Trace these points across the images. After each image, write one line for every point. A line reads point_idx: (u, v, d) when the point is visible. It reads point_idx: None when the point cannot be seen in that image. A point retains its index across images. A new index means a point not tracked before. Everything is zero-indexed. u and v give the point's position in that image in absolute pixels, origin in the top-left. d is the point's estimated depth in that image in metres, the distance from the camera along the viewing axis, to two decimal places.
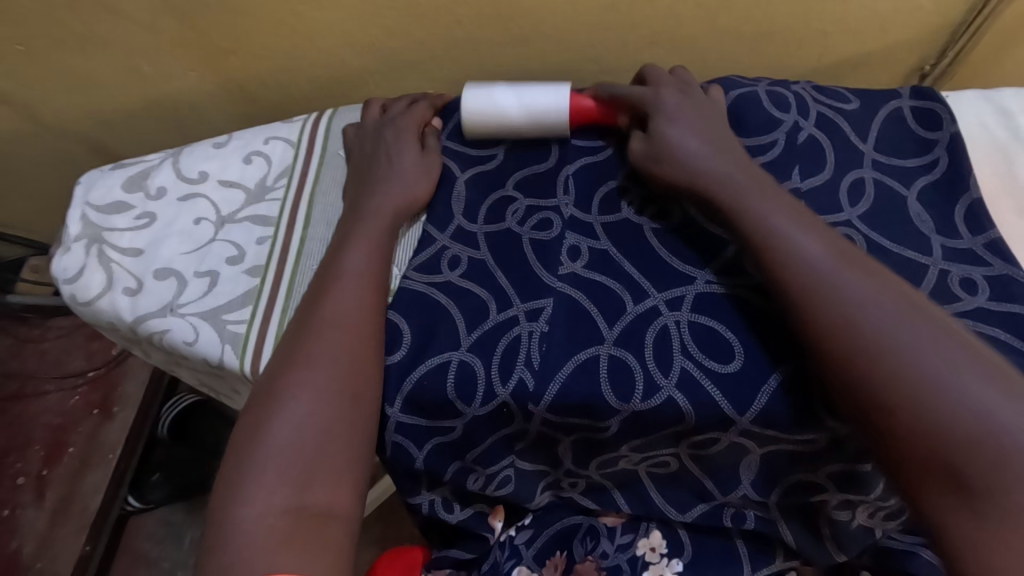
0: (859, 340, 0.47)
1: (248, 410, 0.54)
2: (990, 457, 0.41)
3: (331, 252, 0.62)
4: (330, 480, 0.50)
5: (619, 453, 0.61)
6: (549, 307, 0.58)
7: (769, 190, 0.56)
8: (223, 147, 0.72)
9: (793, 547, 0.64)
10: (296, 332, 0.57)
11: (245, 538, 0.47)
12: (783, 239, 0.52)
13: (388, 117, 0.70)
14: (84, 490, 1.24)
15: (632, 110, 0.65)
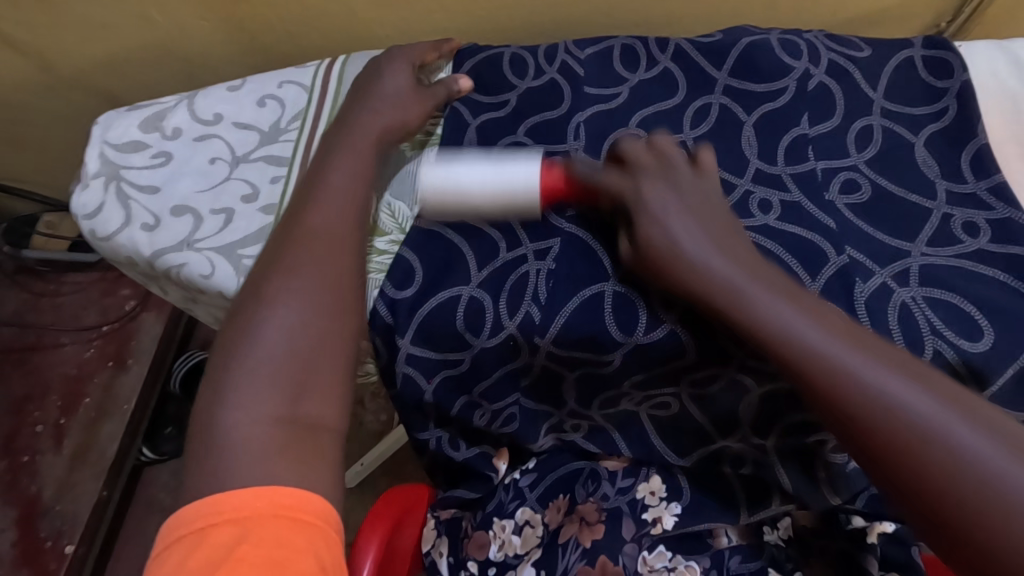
0: (822, 383, 0.42)
1: (226, 319, 0.48)
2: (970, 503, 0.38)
3: (317, 164, 0.57)
4: (324, 391, 0.46)
5: (621, 392, 0.63)
6: (557, 246, 0.60)
7: (695, 212, 0.51)
8: (237, 90, 0.73)
9: (789, 491, 0.65)
10: (281, 238, 0.52)
11: (237, 443, 0.42)
12: (717, 267, 0.48)
13: (387, 50, 0.68)
14: (101, 438, 1.29)
15: (613, 199, 0.55)
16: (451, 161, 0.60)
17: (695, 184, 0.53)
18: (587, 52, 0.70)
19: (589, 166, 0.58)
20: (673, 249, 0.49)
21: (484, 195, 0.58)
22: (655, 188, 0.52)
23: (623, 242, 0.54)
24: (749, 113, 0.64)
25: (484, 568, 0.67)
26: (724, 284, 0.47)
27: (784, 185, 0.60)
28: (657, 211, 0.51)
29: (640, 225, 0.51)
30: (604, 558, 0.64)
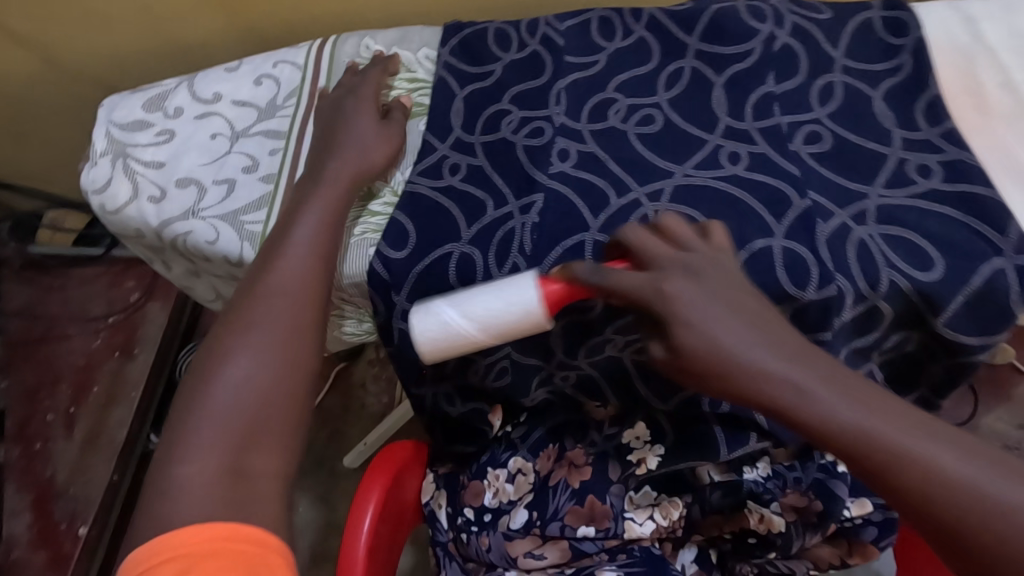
0: (847, 438, 0.44)
1: (188, 374, 0.51)
2: (1010, 556, 0.41)
3: (279, 231, 0.59)
4: (272, 442, 0.48)
5: (604, 336, 0.67)
6: (540, 201, 0.64)
7: (706, 269, 0.49)
8: (235, 70, 0.77)
9: (765, 428, 0.67)
10: (241, 296, 0.55)
11: (181, 495, 0.44)
12: (766, 359, 0.46)
13: (352, 81, 0.72)
14: (111, 424, 1.32)
15: (629, 300, 0.50)
16: (457, 297, 0.55)
17: (717, 267, 0.50)
18: (567, 24, 0.74)
19: (588, 262, 0.52)
20: (729, 356, 0.46)
21: (494, 319, 0.53)
22: (683, 287, 0.48)
23: (654, 344, 0.50)
24: (719, 74, 0.68)
25: (480, 513, 0.71)
26: (769, 373, 0.45)
27: (751, 139, 0.64)
28: (697, 313, 0.47)
29: (673, 324, 0.47)
30: (592, 496, 0.70)
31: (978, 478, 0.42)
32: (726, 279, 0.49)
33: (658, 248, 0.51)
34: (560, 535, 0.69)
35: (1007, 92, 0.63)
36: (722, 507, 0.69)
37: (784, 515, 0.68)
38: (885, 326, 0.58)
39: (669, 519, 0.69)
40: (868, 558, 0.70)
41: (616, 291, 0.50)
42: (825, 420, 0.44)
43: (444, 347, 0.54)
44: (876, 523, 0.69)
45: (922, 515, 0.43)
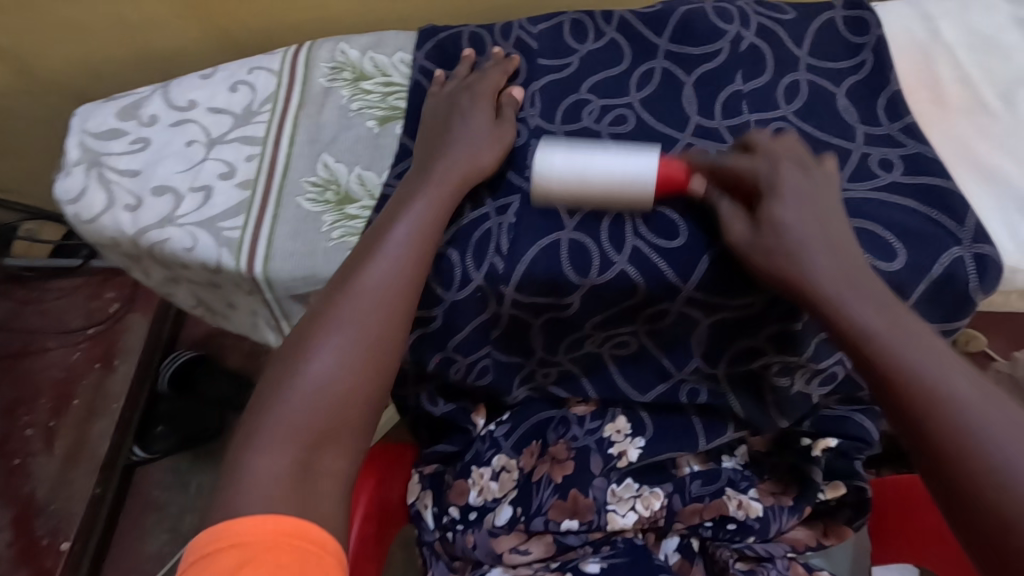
0: (921, 402, 0.47)
1: (279, 355, 0.57)
2: (979, 471, 0.44)
3: (380, 225, 0.62)
4: (337, 445, 0.53)
5: (583, 333, 0.68)
6: (516, 202, 0.65)
7: (812, 206, 0.54)
8: (210, 77, 0.78)
9: (742, 417, 0.71)
10: (328, 294, 0.59)
11: (254, 484, 0.48)
12: (815, 265, 0.52)
13: (469, 82, 0.70)
14: (93, 436, 1.31)
15: (738, 184, 0.58)
16: (557, 148, 0.59)
17: (816, 183, 0.56)
18: (539, 27, 0.75)
19: (705, 155, 0.60)
20: (793, 262, 0.53)
21: (616, 176, 0.58)
22: (790, 207, 0.54)
23: (738, 221, 0.56)
24: (689, 74, 0.70)
25: (465, 511, 0.72)
26: (883, 342, 0.49)
27: (720, 137, 0.66)
28: (789, 226, 0.53)
29: (763, 243, 0.54)
30: (574, 490, 0.70)
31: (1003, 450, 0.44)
32: (815, 191, 0.55)
33: (776, 151, 0.58)
34: (546, 529, 0.70)
35: (963, 87, 0.66)
36: (702, 495, 0.71)
37: (761, 500, 0.71)
38: None
39: (650, 510, 0.70)
40: (842, 538, 0.70)
41: (715, 194, 0.59)
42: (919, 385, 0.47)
43: (569, 189, 0.59)
44: (850, 505, 0.71)
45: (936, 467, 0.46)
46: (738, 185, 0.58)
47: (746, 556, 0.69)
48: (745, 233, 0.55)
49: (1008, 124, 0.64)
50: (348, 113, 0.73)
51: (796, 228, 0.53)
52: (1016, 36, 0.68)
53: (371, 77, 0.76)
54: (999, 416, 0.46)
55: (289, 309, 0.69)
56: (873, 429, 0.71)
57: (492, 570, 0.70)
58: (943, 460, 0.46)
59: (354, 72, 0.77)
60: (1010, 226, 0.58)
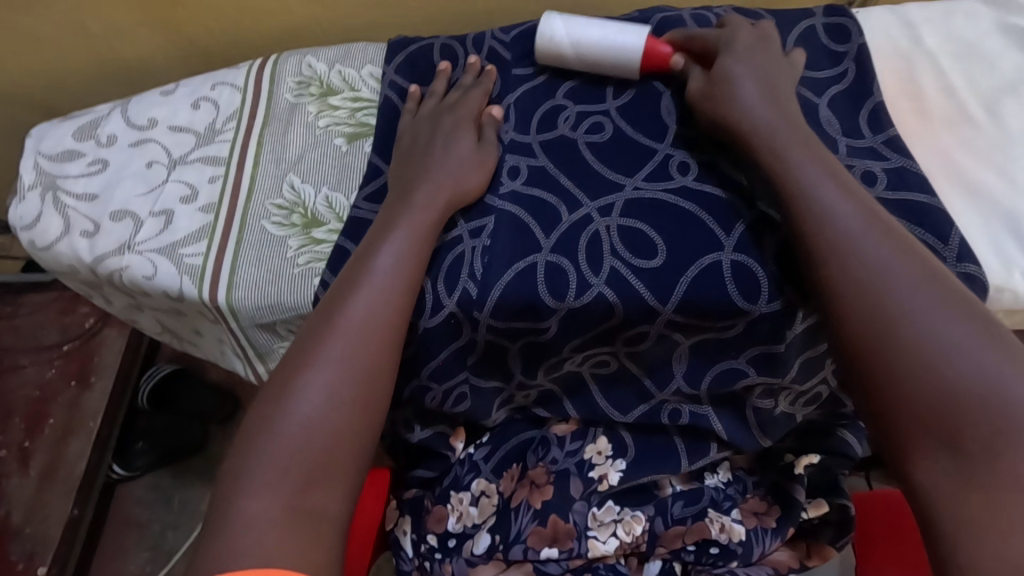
0: (874, 306, 0.48)
1: (261, 397, 0.54)
2: (932, 375, 0.45)
3: (363, 252, 0.60)
4: (330, 486, 0.51)
5: (562, 356, 0.66)
6: (491, 223, 0.62)
7: (803, 132, 0.58)
8: (171, 95, 0.75)
9: (725, 439, 0.69)
10: (312, 328, 0.57)
11: (245, 532, 0.46)
12: (810, 185, 0.54)
13: (444, 100, 0.68)
14: (70, 456, 1.26)
15: (696, 48, 0.67)
16: (560, 25, 0.67)
17: (782, 67, 0.63)
18: (513, 37, 0.73)
19: (685, 32, 0.68)
20: (738, 115, 0.60)
21: (595, 46, 0.66)
22: (738, 62, 0.62)
23: (697, 104, 0.63)
24: (668, 85, 0.68)
25: (444, 539, 0.70)
26: (844, 234, 0.51)
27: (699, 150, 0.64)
28: (762, 122, 0.59)
29: (719, 101, 0.61)
30: (554, 516, 0.67)
31: (960, 359, 0.44)
32: (767, 61, 0.63)
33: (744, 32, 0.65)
34: (525, 558, 0.67)
35: (947, 97, 0.64)
36: (684, 517, 0.68)
37: (745, 522, 0.68)
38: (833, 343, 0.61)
39: (632, 535, 0.68)
40: (826, 558, 0.69)
41: (690, 66, 0.66)
42: (872, 283, 0.49)
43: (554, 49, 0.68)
44: (834, 523, 0.69)
45: (881, 377, 0.47)
46: (705, 54, 0.66)
47: None
48: (699, 87, 0.63)
49: (993, 136, 0.62)
50: (315, 131, 0.71)
51: (776, 130, 0.58)
52: (999, 43, 0.66)
53: (339, 91, 0.73)
54: (957, 331, 0.46)
55: (256, 338, 0.66)
56: (851, 442, 0.72)
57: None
58: (903, 401, 0.46)
59: (321, 87, 0.74)
60: (994, 244, 0.57)
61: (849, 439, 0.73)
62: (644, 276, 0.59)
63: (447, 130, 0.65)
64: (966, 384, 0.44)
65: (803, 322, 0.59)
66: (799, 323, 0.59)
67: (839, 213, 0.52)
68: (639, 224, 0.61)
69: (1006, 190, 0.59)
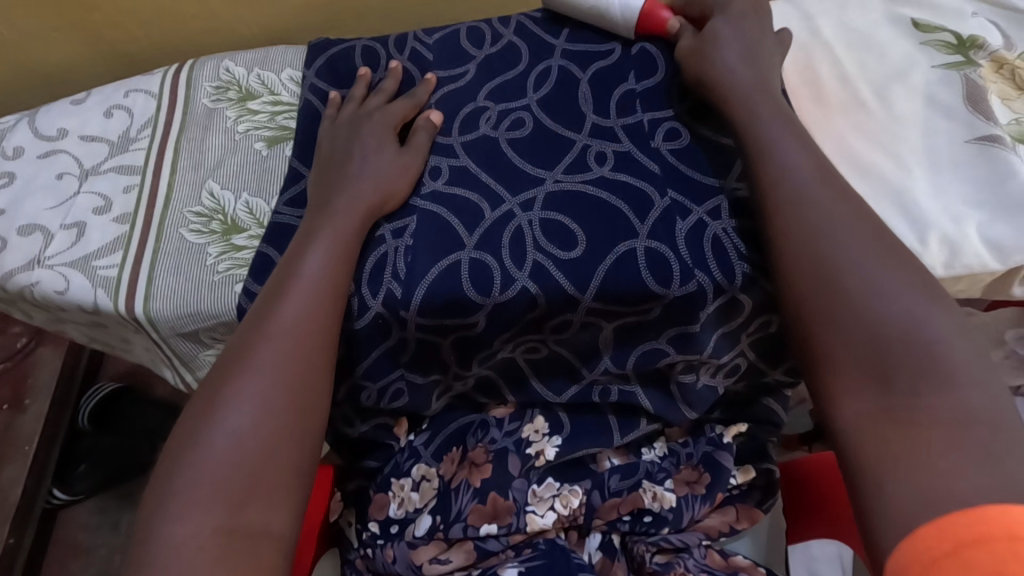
0: (810, 258, 0.54)
1: (189, 410, 0.53)
2: (863, 353, 0.49)
3: (291, 256, 0.60)
4: (269, 502, 0.50)
5: (493, 349, 0.67)
6: (413, 223, 0.62)
7: (767, 85, 0.63)
8: (82, 103, 0.72)
9: (651, 412, 0.72)
10: (244, 335, 0.56)
11: (171, 558, 0.45)
12: (776, 148, 0.59)
13: (367, 103, 0.68)
14: (2, 480, 1.18)
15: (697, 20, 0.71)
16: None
17: (755, 26, 0.68)
18: (434, 37, 0.74)
19: (738, 29, 0.67)
20: (713, 66, 0.65)
21: (592, 4, 0.70)
22: (729, 28, 0.67)
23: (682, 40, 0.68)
24: (584, 74, 0.70)
25: (386, 525, 0.70)
26: (798, 199, 0.56)
27: (616, 136, 0.66)
28: (724, 66, 0.64)
29: (703, 52, 0.66)
30: (493, 494, 0.68)
31: (897, 332, 0.48)
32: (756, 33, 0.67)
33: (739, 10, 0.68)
34: (465, 537, 0.67)
35: (843, 85, 0.68)
36: (620, 489, 0.71)
37: (676, 490, 0.71)
38: (747, 317, 0.64)
39: (569, 508, 0.69)
40: (755, 521, 0.72)
41: (686, 27, 0.69)
42: (822, 249, 0.53)
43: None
44: (759, 487, 0.74)
45: (810, 322, 0.52)
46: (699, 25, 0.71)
47: (664, 549, 0.69)
48: (689, 44, 0.67)
49: (885, 120, 0.65)
50: (234, 135, 0.70)
51: (751, 91, 0.63)
52: (890, 33, 0.70)
53: (258, 96, 0.73)
54: (911, 321, 0.48)
55: (180, 348, 0.65)
56: (777, 410, 0.76)
57: None
58: (832, 374, 0.51)
59: (240, 91, 0.73)
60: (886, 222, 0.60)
61: (775, 407, 0.76)
62: (569, 269, 0.60)
63: (367, 134, 0.66)
64: (899, 360, 0.47)
65: (714, 301, 0.62)
66: (711, 302, 0.62)
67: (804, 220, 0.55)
68: (556, 216, 0.62)
69: (895, 170, 0.62)
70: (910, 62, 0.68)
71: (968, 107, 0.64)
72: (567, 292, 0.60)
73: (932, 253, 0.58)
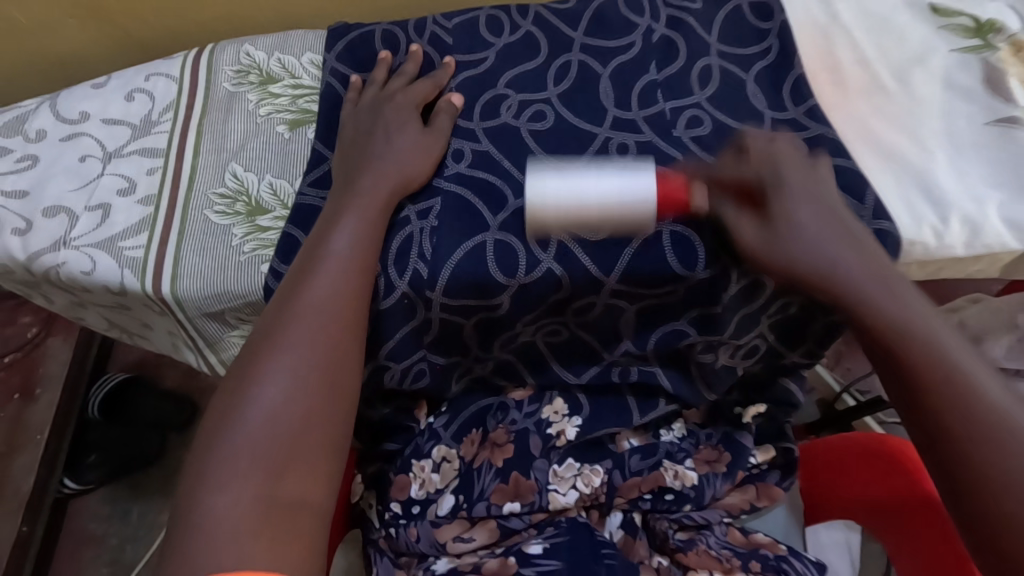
0: (944, 402, 0.50)
1: (223, 386, 0.54)
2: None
3: (316, 236, 0.60)
4: (304, 474, 0.51)
5: (515, 331, 0.67)
6: (437, 205, 0.63)
7: (832, 203, 0.56)
8: (102, 87, 0.73)
9: (671, 393, 0.73)
10: (274, 313, 0.56)
11: (213, 529, 0.47)
12: (849, 272, 0.54)
13: (389, 88, 0.68)
14: (15, 470, 1.16)
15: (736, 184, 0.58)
16: (540, 169, 0.58)
17: (811, 176, 0.57)
18: (454, 22, 0.74)
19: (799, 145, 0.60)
20: (802, 252, 0.54)
21: (592, 202, 0.55)
22: (796, 201, 0.56)
23: (739, 224, 0.57)
24: (604, 63, 0.70)
25: (408, 505, 0.70)
26: (928, 342, 0.51)
27: (638, 127, 0.66)
28: (806, 230, 0.55)
29: (772, 243, 0.55)
30: (515, 473, 0.70)
31: None
32: (806, 181, 0.57)
33: (773, 149, 0.58)
34: (488, 515, 0.69)
35: (861, 68, 0.68)
36: (641, 469, 0.72)
37: (697, 469, 0.72)
38: (767, 299, 0.64)
39: (592, 487, 0.70)
40: (774, 499, 0.73)
41: (726, 208, 0.58)
42: (968, 411, 0.49)
43: (541, 203, 0.56)
44: (778, 466, 0.75)
45: (966, 478, 0.49)
46: (746, 193, 0.58)
47: (685, 526, 0.71)
48: (757, 238, 0.56)
49: (904, 104, 0.65)
50: (256, 119, 0.70)
51: (828, 209, 0.56)
52: (908, 17, 0.70)
53: (279, 79, 0.73)
54: None
55: (206, 328, 0.65)
56: (794, 389, 0.76)
57: (437, 561, 0.69)
58: (991, 535, 0.48)
59: (261, 75, 0.73)
60: (907, 204, 0.60)
61: (792, 386, 0.76)
62: (594, 250, 0.60)
63: (388, 122, 0.65)
64: None
65: (738, 283, 0.62)
66: (733, 284, 0.62)
67: (944, 344, 0.51)
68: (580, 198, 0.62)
69: (915, 152, 0.63)
70: (929, 46, 0.68)
71: (988, 91, 0.65)
72: (591, 273, 0.61)
73: (953, 233, 0.59)
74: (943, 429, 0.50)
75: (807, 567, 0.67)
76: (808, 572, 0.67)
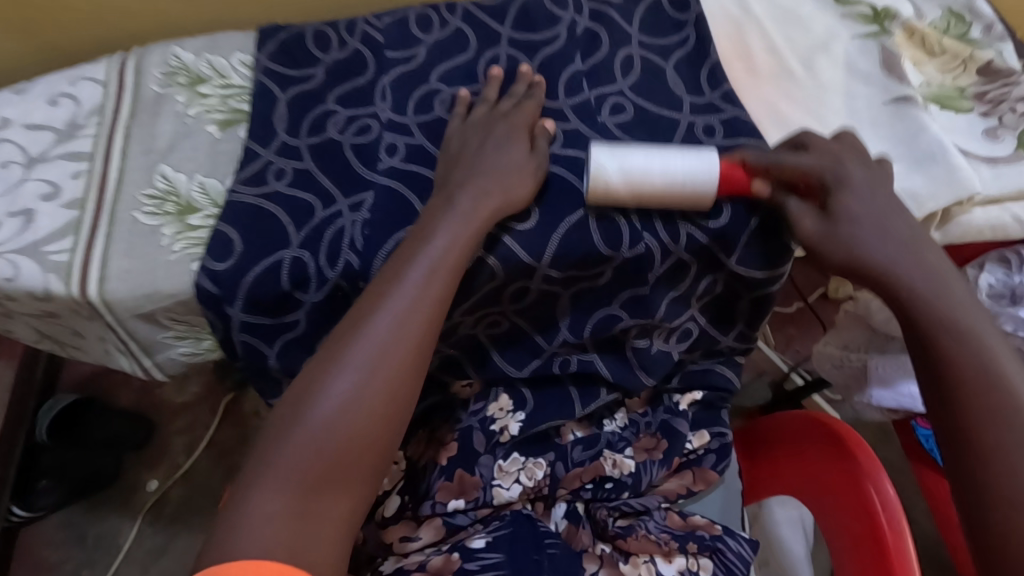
0: (981, 412, 0.50)
1: (305, 373, 0.54)
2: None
3: (419, 227, 0.59)
4: (343, 487, 0.51)
5: (454, 321, 0.68)
6: (369, 198, 0.64)
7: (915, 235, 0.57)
8: (25, 92, 0.71)
9: (611, 381, 0.74)
10: (363, 306, 0.56)
11: (248, 524, 0.48)
12: (932, 296, 0.55)
13: None
14: None
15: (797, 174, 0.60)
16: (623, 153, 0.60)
17: (877, 183, 0.59)
18: (384, 21, 0.75)
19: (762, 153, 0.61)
20: (862, 254, 0.57)
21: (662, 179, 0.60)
22: (857, 201, 0.58)
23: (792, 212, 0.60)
24: (531, 57, 0.72)
25: None
26: (987, 358, 0.52)
27: (565, 116, 0.68)
28: (866, 238, 0.57)
29: (833, 235, 0.57)
30: (460, 469, 0.70)
31: None
32: (874, 185, 0.60)
33: (836, 149, 0.61)
34: (433, 513, 0.68)
35: (771, 54, 0.72)
36: (583, 460, 0.72)
37: (635, 457, 0.73)
38: (690, 280, 0.68)
39: (534, 480, 0.70)
40: (710, 482, 0.74)
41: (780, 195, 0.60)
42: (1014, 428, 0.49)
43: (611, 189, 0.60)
44: (714, 450, 0.75)
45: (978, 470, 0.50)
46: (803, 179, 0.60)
47: (625, 513, 0.71)
48: (817, 229, 0.58)
49: (811, 87, 0.70)
50: (185, 119, 0.70)
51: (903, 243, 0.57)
52: (814, 7, 0.75)
53: (208, 80, 0.73)
54: None
55: (137, 330, 0.64)
56: (731, 374, 0.79)
57: (385, 562, 0.67)
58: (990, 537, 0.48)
59: (189, 76, 0.73)
60: None
61: (728, 371, 0.79)
62: (522, 237, 0.62)
63: (500, 136, 0.63)
64: None
65: (661, 265, 0.65)
66: (656, 266, 0.65)
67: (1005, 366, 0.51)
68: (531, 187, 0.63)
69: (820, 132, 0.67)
70: (832, 34, 0.73)
71: (884, 73, 0.70)
72: (521, 260, 0.62)
73: None
74: (972, 433, 0.50)
75: (742, 544, 0.70)
76: (742, 549, 0.70)
